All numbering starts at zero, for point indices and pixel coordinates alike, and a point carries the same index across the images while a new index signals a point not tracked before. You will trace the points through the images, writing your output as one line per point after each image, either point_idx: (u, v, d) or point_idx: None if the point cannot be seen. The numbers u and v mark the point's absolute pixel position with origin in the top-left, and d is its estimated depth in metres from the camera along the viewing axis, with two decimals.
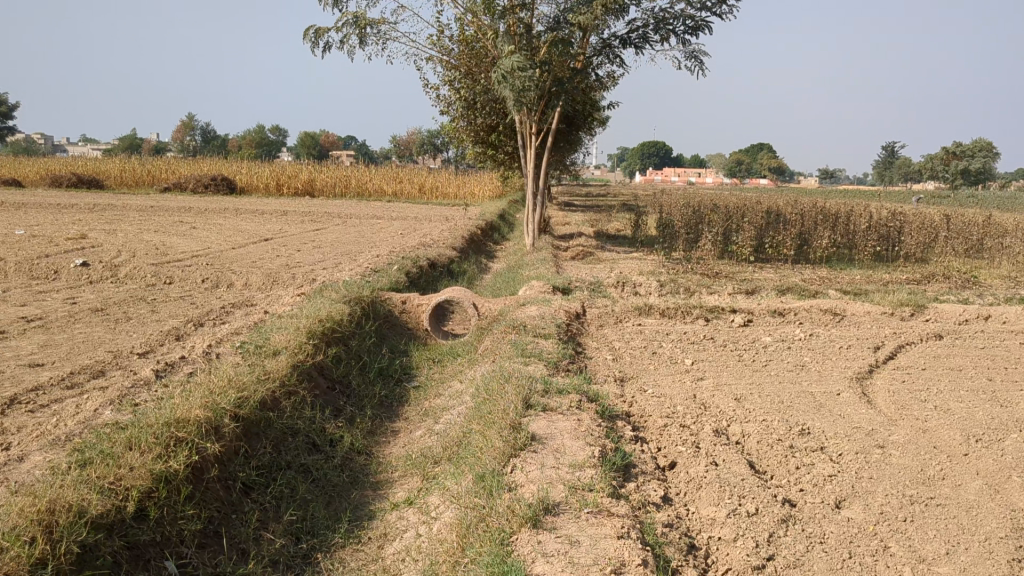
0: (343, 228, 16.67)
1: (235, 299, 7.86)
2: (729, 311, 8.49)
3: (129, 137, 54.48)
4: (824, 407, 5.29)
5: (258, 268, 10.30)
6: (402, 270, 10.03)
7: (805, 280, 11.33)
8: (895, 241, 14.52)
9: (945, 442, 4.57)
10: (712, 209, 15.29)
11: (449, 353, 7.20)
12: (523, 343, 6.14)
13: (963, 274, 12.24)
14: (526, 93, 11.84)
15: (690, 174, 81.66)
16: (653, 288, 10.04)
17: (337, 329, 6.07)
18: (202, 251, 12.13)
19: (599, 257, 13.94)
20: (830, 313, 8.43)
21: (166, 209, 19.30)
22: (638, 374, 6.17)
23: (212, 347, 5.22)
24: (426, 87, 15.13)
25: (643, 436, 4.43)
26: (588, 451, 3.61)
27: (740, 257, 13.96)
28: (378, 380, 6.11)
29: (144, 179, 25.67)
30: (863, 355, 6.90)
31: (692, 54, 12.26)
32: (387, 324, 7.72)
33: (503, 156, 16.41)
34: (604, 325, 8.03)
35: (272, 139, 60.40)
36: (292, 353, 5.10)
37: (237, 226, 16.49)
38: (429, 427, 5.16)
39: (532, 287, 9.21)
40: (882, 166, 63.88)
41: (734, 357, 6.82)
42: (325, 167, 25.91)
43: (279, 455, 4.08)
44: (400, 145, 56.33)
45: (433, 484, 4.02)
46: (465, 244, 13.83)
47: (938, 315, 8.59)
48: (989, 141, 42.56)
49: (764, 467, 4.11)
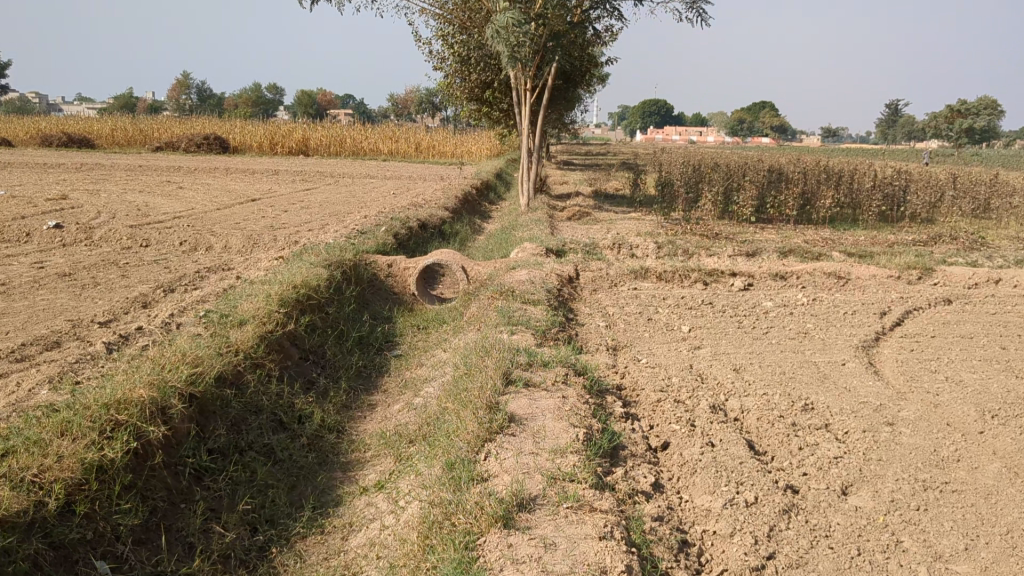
0: (334, 188, 16.25)
1: (212, 263, 7.50)
2: (729, 275, 8.15)
3: (125, 95, 53.69)
4: (828, 378, 4.99)
5: (241, 229, 9.91)
6: (390, 232, 9.66)
7: (808, 241, 10.98)
8: (901, 201, 14.12)
9: (958, 419, 4.25)
10: (712, 167, 14.88)
11: (435, 318, 6.88)
12: (510, 310, 5.80)
13: (970, 234, 11.87)
14: (521, 48, 11.39)
15: (691, 133, 80.84)
16: (650, 250, 9.69)
17: (313, 295, 5.73)
18: (186, 211, 11.73)
19: (596, 217, 13.59)
20: (834, 277, 8.09)
21: (156, 168, 18.88)
22: (632, 343, 5.84)
23: (175, 316, 4.89)
24: (418, 42, 14.65)
25: (634, 412, 4.12)
26: (571, 433, 3.29)
27: (741, 218, 13.59)
28: (356, 350, 5.78)
29: (136, 138, 25.15)
30: (869, 322, 6.58)
31: (693, 6, 11.80)
32: (371, 288, 7.38)
33: (498, 114, 15.96)
34: (598, 290, 7.70)
35: (269, 98, 59.58)
36: (260, 323, 4.77)
37: (226, 186, 16.09)
38: (408, 401, 4.85)
39: (524, 250, 8.86)
40: (885, 124, 63.05)
41: (733, 323, 6.49)
42: (320, 125, 25.35)
43: (238, 437, 3.77)
44: (398, 103, 55.54)
45: (406, 466, 3.71)
46: (459, 204, 13.45)
47: (947, 279, 8.24)
48: (994, 98, 41.83)
49: (765, 448, 3.81)
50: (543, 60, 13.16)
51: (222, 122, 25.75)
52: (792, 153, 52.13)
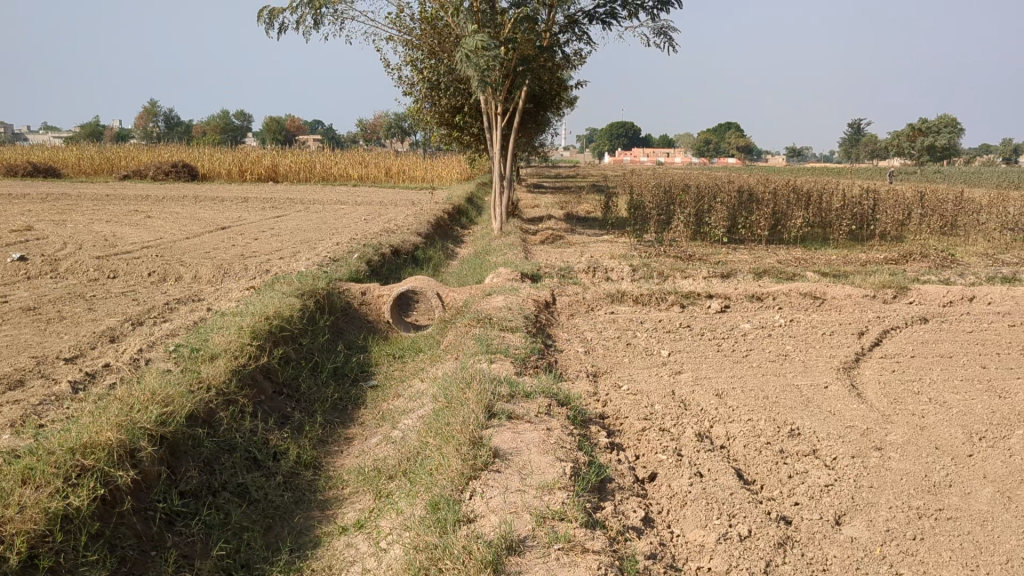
0: (304, 215, 16.09)
1: (181, 294, 7.34)
2: (705, 297, 8.10)
3: (91, 124, 53.17)
4: (812, 402, 4.92)
5: (211, 259, 9.75)
6: (363, 259, 9.53)
7: (781, 261, 10.99)
8: (870, 219, 14.20)
9: (946, 442, 4.20)
10: (683, 189, 14.90)
11: (411, 346, 6.76)
12: (488, 338, 5.70)
13: (940, 252, 11.93)
14: (491, 72, 11.36)
15: (659, 154, 81.39)
16: (625, 273, 9.63)
17: (286, 326, 5.60)
18: (153, 241, 11.53)
19: (569, 240, 13.54)
20: (810, 297, 8.07)
21: (122, 197, 18.64)
22: (612, 368, 5.76)
23: (143, 351, 4.74)
24: (387, 68, 14.58)
25: (619, 443, 4.02)
26: (558, 468, 3.19)
27: (713, 239, 13.59)
28: (331, 382, 5.65)
29: (102, 167, 24.85)
30: (848, 342, 6.54)
31: (661, 30, 11.85)
32: (345, 317, 7.26)
33: (469, 138, 15.91)
34: (575, 314, 7.62)
35: (237, 125, 59.30)
36: (231, 357, 4.64)
37: (194, 214, 15.88)
38: (385, 434, 4.73)
39: (499, 275, 8.77)
40: (849, 143, 63.85)
41: (713, 347, 6.42)
42: (290, 152, 25.18)
43: (210, 478, 3.63)
44: (367, 128, 55.45)
45: (386, 504, 3.59)
46: (431, 230, 13.35)
47: (922, 297, 8.24)
48: (955, 116, 42.44)
49: (754, 477, 3.73)
50: (513, 84, 13.13)
51: (189, 150, 25.51)
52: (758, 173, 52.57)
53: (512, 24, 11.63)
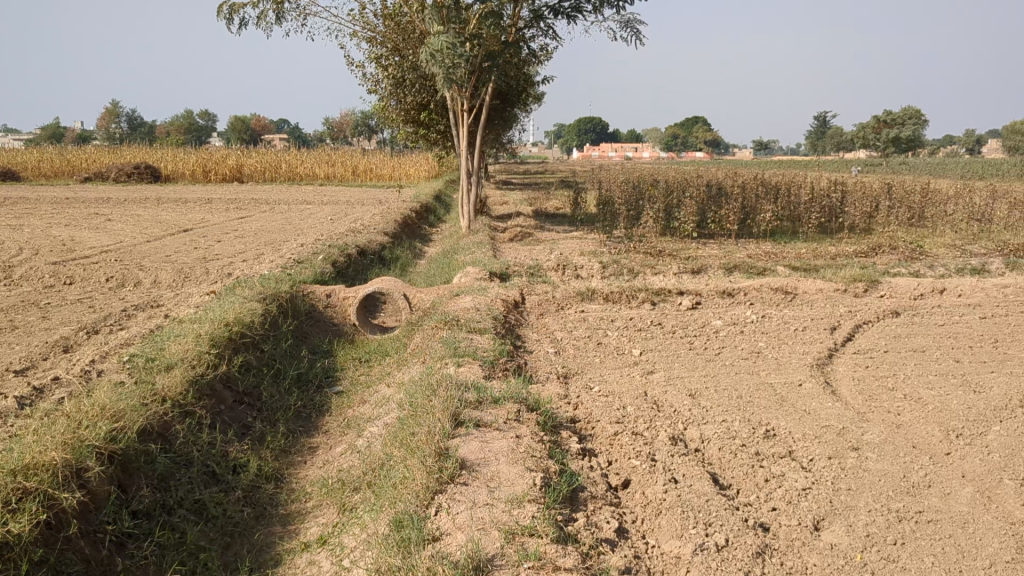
0: (269, 216, 15.85)
1: (140, 300, 7.13)
2: (676, 294, 8.01)
3: (52, 126, 52.33)
4: (786, 401, 4.83)
5: (172, 262, 9.52)
6: (328, 261, 9.35)
7: (751, 256, 10.94)
8: (838, 212, 14.20)
9: (923, 440, 4.12)
10: (651, 184, 14.84)
11: (378, 350, 6.61)
12: (455, 341, 5.56)
13: (908, 244, 11.95)
14: (456, 70, 11.21)
15: (627, 149, 81.61)
16: (595, 270, 9.52)
17: (246, 333, 5.43)
18: (113, 245, 11.27)
19: (538, 238, 13.42)
20: (781, 292, 8.00)
21: (82, 200, 18.28)
22: (583, 370, 5.64)
23: (95, 362, 4.56)
24: (351, 65, 14.38)
25: (590, 448, 3.90)
26: (528, 478, 3.06)
27: (682, 234, 13.53)
28: (294, 389, 5.49)
29: (64, 169, 24.38)
30: (821, 338, 6.47)
31: (627, 24, 11.75)
32: (310, 321, 7.09)
33: (435, 136, 15.74)
34: (545, 314, 7.50)
35: (202, 125, 58.64)
36: (188, 366, 4.47)
37: (157, 216, 15.60)
38: (350, 442, 4.58)
39: (468, 275, 8.63)
40: (815, 136, 64.30)
41: (685, 345, 6.33)
42: (255, 151, 24.87)
43: (164, 496, 3.47)
44: (334, 127, 55.01)
45: (350, 518, 3.45)
46: (398, 229, 13.19)
47: (892, 291, 8.19)
48: (918, 108, 42.79)
49: (729, 481, 3.62)
50: (479, 80, 12.99)
51: (153, 151, 25.10)
52: (725, 166, 52.76)
53: (477, 19, 11.48)
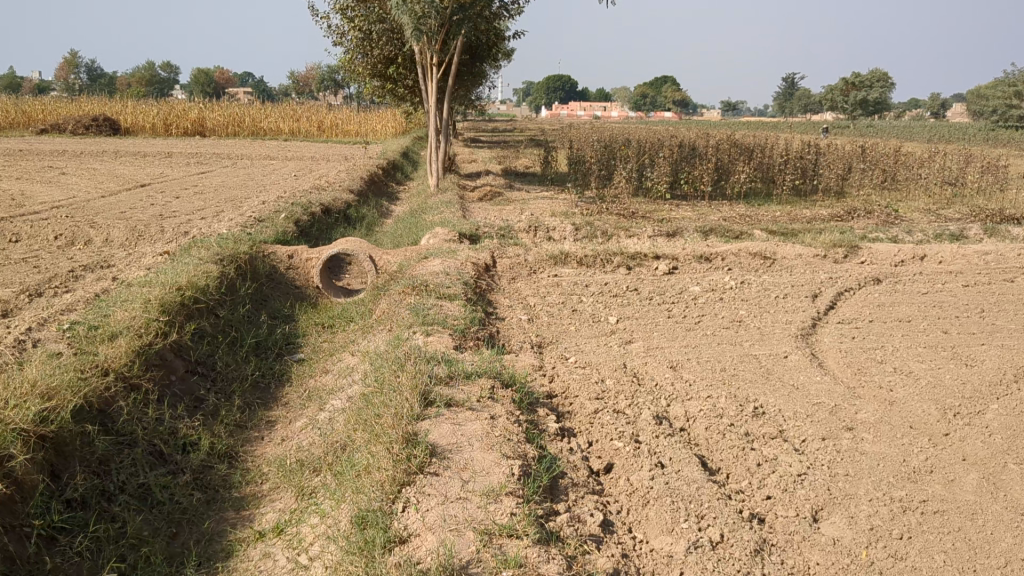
0: (230, 171, 15.34)
1: (89, 260, 6.73)
2: (652, 258, 7.74)
3: (9, 76, 50.72)
4: (771, 374, 4.60)
5: (126, 219, 9.08)
6: (291, 220, 8.96)
7: (726, 219, 10.68)
8: (812, 174, 13.97)
9: (920, 420, 3.90)
10: (624, 143, 14.51)
11: (342, 314, 6.29)
12: (423, 308, 5.25)
13: (884, 208, 11.76)
14: (426, 21, 10.78)
15: (596, 109, 80.95)
16: (567, 233, 9.22)
17: (201, 298, 5.09)
18: (65, 200, 10.77)
19: (508, 197, 13.10)
20: (760, 258, 7.74)
21: (36, 152, 17.60)
22: (557, 339, 5.36)
23: (33, 328, 4.20)
24: (316, 16, 13.85)
25: (570, 429, 3.63)
26: (505, 467, 2.79)
27: (655, 195, 13.25)
28: (252, 357, 5.17)
29: (19, 121, 23.55)
30: (803, 306, 6.24)
31: None
32: (270, 283, 6.74)
33: (403, 91, 15.27)
34: (516, 278, 7.20)
35: (163, 78, 57.15)
36: (134, 336, 4.14)
37: (113, 170, 15.04)
38: (312, 417, 4.28)
39: (437, 236, 8.29)
40: (783, 97, 64.12)
41: (663, 312, 6.06)
42: (218, 105, 24.14)
43: (103, 483, 3.16)
44: (299, 81, 53.92)
45: (310, 504, 3.16)
46: (364, 186, 12.79)
47: (873, 256, 7.98)
48: (887, 71, 42.62)
49: (719, 465, 3.38)
50: (449, 34, 12.54)
51: (111, 103, 24.29)
52: (695, 125, 52.46)
53: None
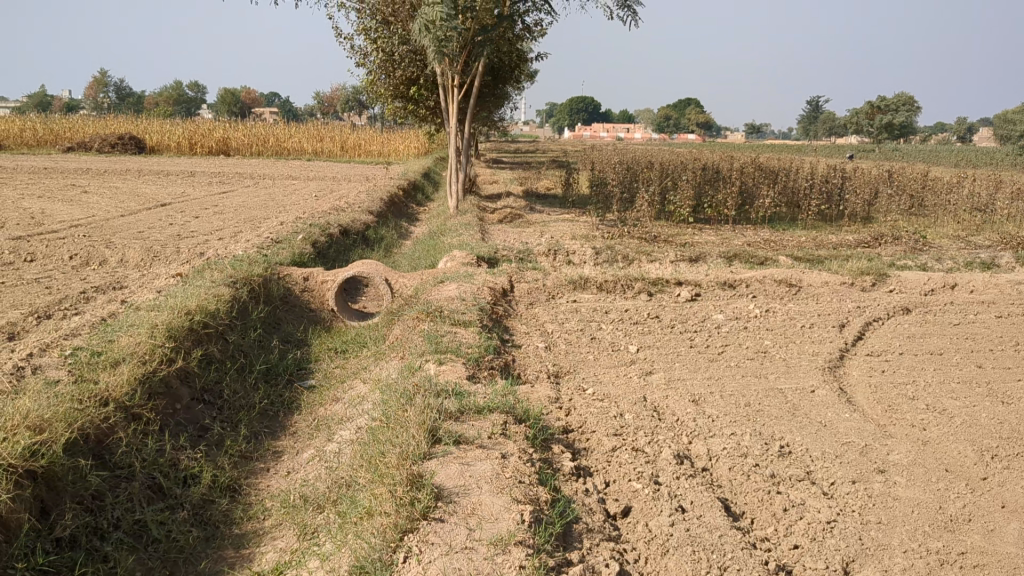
0: (252, 191, 15.32)
1: (102, 281, 6.65)
2: (674, 284, 7.56)
3: (39, 93, 51.35)
4: (798, 410, 4.41)
5: (143, 239, 9.01)
6: (308, 241, 8.86)
7: (750, 244, 10.47)
8: (838, 199, 13.74)
9: (956, 462, 3.70)
10: (646, 166, 14.35)
11: (356, 339, 6.15)
12: (437, 335, 5.10)
13: (912, 234, 11.50)
14: (448, 43, 10.70)
15: (619, 131, 80.87)
16: (588, 257, 9.07)
17: (210, 323, 4.97)
18: (84, 219, 10.72)
19: (529, 219, 12.96)
20: (785, 285, 7.55)
21: (60, 170, 17.67)
22: (575, 369, 5.19)
23: (35, 353, 4.10)
24: (339, 37, 13.83)
25: (586, 467, 3.45)
26: (515, 513, 2.63)
27: (677, 218, 13.07)
28: (261, 384, 5.04)
29: (46, 138, 23.73)
30: (830, 337, 6.04)
31: (625, 4, 11.20)
32: (284, 306, 6.62)
33: (424, 112, 15.21)
34: (535, 303, 7.05)
35: (191, 97, 57.68)
36: (138, 362, 4.01)
37: (134, 189, 15.04)
38: (319, 449, 4.13)
39: (455, 259, 8.16)
40: (808, 120, 63.80)
41: (685, 342, 5.88)
42: (242, 124, 24.24)
43: (95, 520, 3.03)
44: (324, 101, 54.23)
45: (310, 545, 3.00)
46: (384, 207, 12.69)
47: (902, 285, 7.76)
48: (913, 95, 42.24)
49: (742, 510, 3.20)
50: (471, 55, 12.46)
51: (138, 121, 24.45)
52: (719, 148, 52.19)
53: None
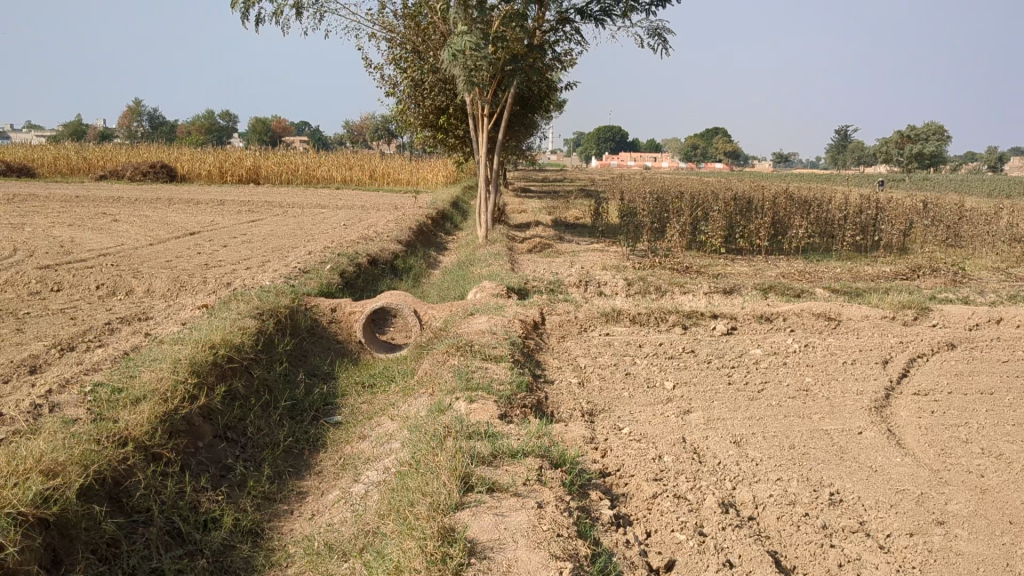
0: (280, 219, 15.28)
1: (127, 312, 6.55)
2: (709, 317, 7.36)
3: (74, 122, 52.09)
4: (846, 454, 4.20)
5: (171, 269, 8.95)
6: (336, 271, 8.75)
7: (784, 275, 10.26)
8: (873, 229, 13.49)
9: (1020, 513, 3.48)
10: (676, 196, 14.17)
11: (384, 373, 6.00)
12: (467, 371, 4.94)
13: (950, 266, 11.23)
14: (478, 72, 10.63)
15: (646, 160, 80.80)
16: (619, 288, 8.90)
17: (234, 357, 4.84)
18: (113, 248, 10.69)
19: (558, 249, 12.82)
20: (823, 318, 7.33)
21: (92, 198, 17.75)
22: (610, 407, 5.00)
23: (55, 389, 3.98)
24: (369, 66, 13.83)
25: (626, 516, 3.27)
26: (554, 570, 2.45)
27: (709, 249, 12.88)
28: (287, 421, 4.89)
29: (79, 167, 23.96)
30: (875, 373, 5.82)
31: (656, 32, 11.08)
32: (311, 338, 6.49)
33: (453, 141, 15.15)
34: (566, 337, 6.88)
35: (223, 126, 58.31)
36: (159, 399, 3.88)
37: (164, 217, 15.06)
38: (345, 490, 3.97)
39: (484, 290, 8.02)
40: (837, 149, 63.42)
41: (723, 378, 5.68)
42: (272, 152, 24.35)
43: (109, 570, 2.89)
44: (353, 130, 54.63)
45: None
46: (412, 236, 12.60)
47: (945, 320, 7.51)
48: (944, 123, 41.79)
49: (794, 566, 3.01)
50: (501, 84, 12.39)
51: (169, 150, 24.63)
52: (748, 177, 51.85)
53: (499, 21, 10.89)
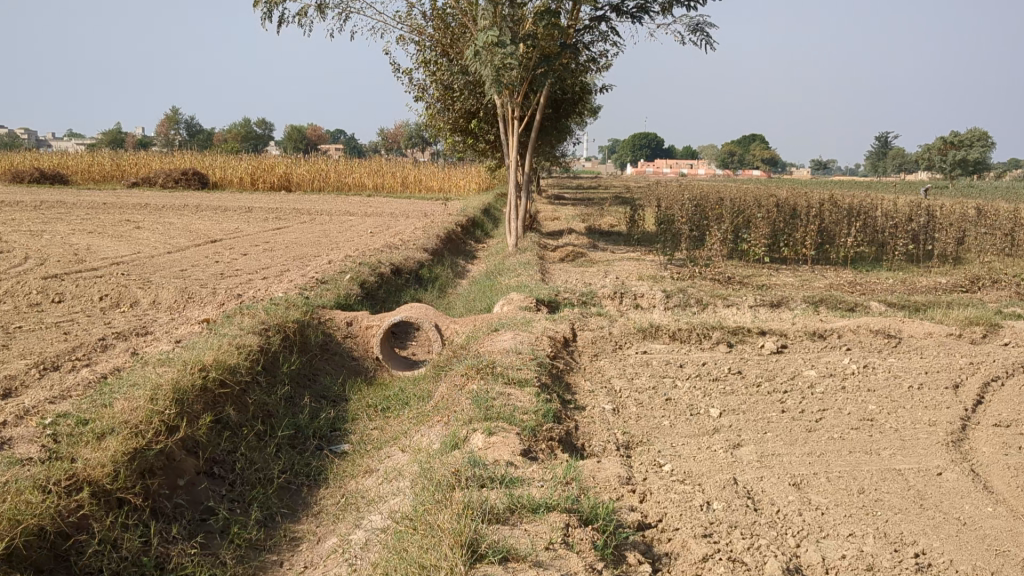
0: (306, 227, 14.77)
1: (127, 327, 6.06)
2: (756, 333, 6.74)
3: (112, 132, 52.44)
4: (926, 501, 3.60)
5: (185, 279, 8.44)
6: (356, 281, 8.25)
7: (833, 287, 9.60)
8: (926, 237, 12.73)
9: None
10: (716, 203, 13.52)
11: (400, 394, 5.46)
12: (488, 398, 4.37)
13: (1010, 276, 10.49)
14: (507, 72, 10.12)
15: (682, 168, 79.79)
16: (657, 300, 8.33)
17: (227, 381, 4.31)
18: (127, 257, 10.22)
19: (592, 258, 12.26)
20: (883, 336, 6.71)
21: (119, 206, 17.42)
22: (649, 438, 4.42)
23: (15, 421, 3.50)
24: (397, 70, 13.36)
25: None
26: None
27: (751, 258, 12.22)
28: (286, 453, 4.36)
29: (112, 174, 23.73)
30: (947, 400, 5.18)
31: (696, 27, 10.49)
32: (322, 355, 5.97)
33: (484, 146, 14.60)
34: (600, 355, 6.31)
35: (259, 135, 58.34)
36: (130, 433, 3.38)
37: (189, 225, 14.61)
38: (343, 536, 3.42)
39: (511, 303, 7.47)
40: (877, 155, 62.16)
41: (776, 404, 5.08)
42: (304, 159, 23.97)
43: None
44: (387, 138, 54.34)
45: None
46: (440, 243, 12.06)
47: (1018, 337, 6.84)
48: (988, 130, 40.46)
49: None
50: (532, 86, 11.84)
51: (203, 158, 24.36)
52: (784, 186, 50.67)
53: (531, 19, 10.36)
